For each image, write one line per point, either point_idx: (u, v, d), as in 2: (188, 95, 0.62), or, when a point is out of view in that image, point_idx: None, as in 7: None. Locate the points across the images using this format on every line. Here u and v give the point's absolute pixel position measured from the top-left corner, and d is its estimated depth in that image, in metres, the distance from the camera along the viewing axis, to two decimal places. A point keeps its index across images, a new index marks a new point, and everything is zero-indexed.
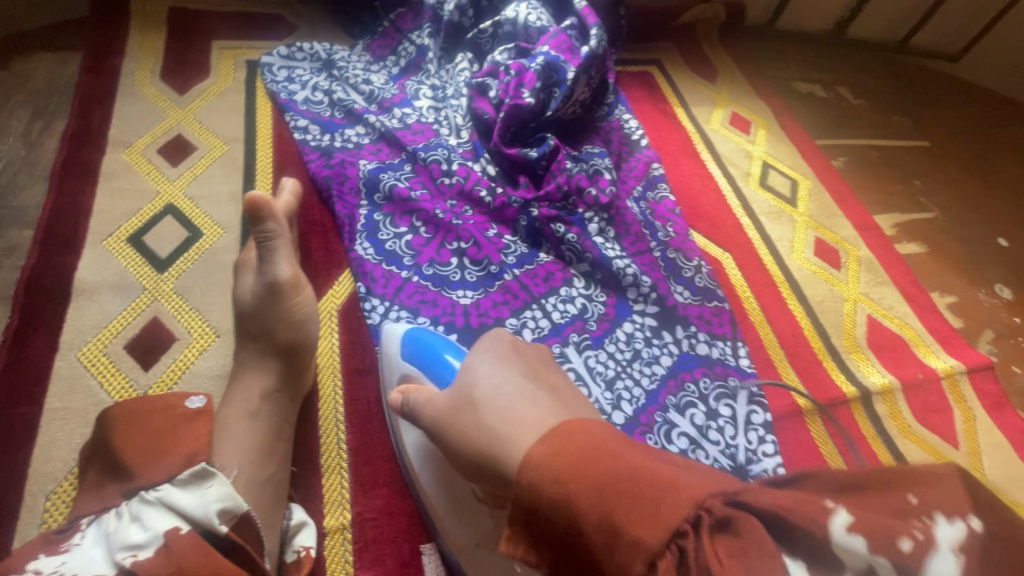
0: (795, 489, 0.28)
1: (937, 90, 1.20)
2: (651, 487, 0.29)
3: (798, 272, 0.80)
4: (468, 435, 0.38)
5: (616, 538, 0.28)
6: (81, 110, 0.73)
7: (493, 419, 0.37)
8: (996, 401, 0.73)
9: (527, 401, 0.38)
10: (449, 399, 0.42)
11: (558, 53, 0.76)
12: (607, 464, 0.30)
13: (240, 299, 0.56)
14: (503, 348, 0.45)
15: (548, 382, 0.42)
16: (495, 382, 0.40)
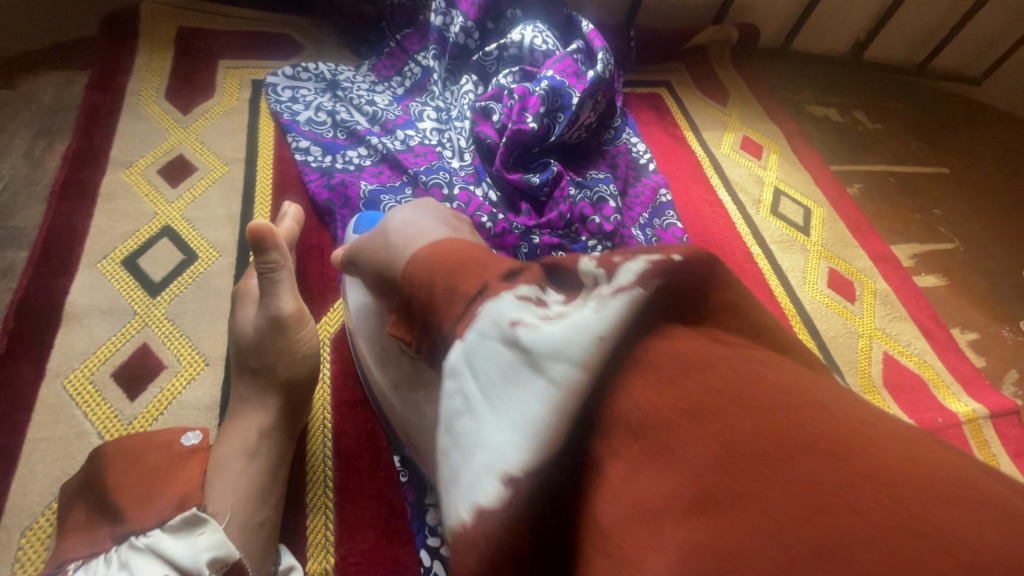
0: (588, 260, 0.30)
1: (957, 114, 1.17)
2: (491, 261, 0.32)
3: (811, 304, 0.77)
4: (374, 259, 0.43)
5: (452, 293, 0.31)
6: (84, 130, 0.73)
7: (394, 241, 0.41)
8: (1021, 448, 0.69)
9: (425, 229, 0.41)
10: (367, 241, 0.46)
11: (564, 78, 0.74)
12: (460, 247, 0.34)
13: (241, 331, 0.55)
14: (435, 206, 0.47)
15: (461, 229, 0.45)
16: (405, 218, 0.43)
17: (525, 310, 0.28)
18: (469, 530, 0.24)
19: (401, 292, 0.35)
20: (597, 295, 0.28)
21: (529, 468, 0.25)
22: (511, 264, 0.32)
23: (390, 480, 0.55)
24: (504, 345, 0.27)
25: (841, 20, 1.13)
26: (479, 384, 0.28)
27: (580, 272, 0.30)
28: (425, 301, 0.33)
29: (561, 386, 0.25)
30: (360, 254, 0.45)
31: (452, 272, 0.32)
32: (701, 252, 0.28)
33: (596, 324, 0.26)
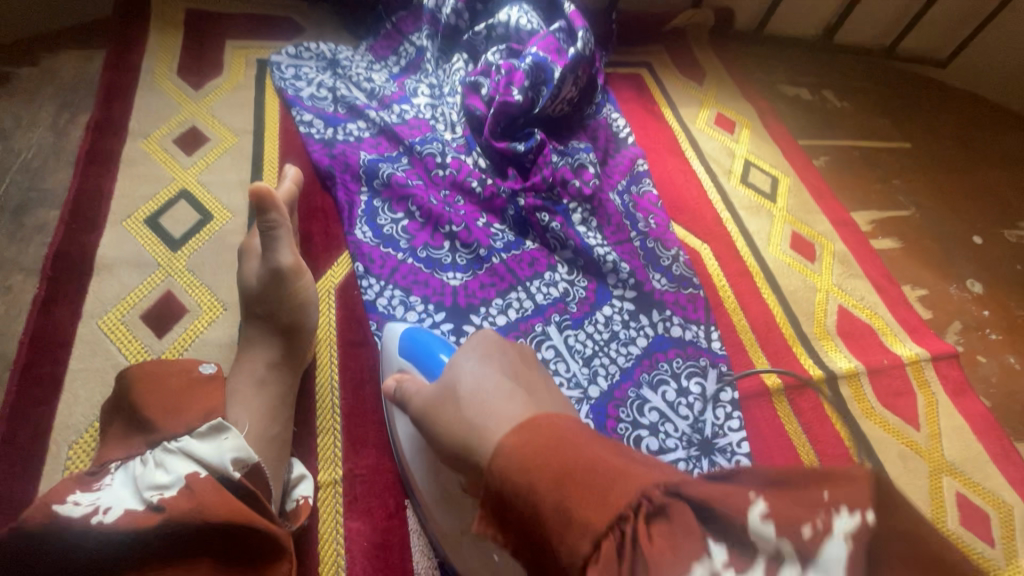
0: (760, 507, 0.28)
1: (921, 93, 1.24)
2: (612, 481, 0.29)
3: (773, 263, 0.84)
4: (441, 422, 0.38)
5: (567, 520, 0.29)
6: (105, 103, 0.79)
7: (467, 414, 0.36)
8: (957, 387, 0.77)
9: (505, 394, 0.36)
10: (431, 394, 0.41)
11: (547, 54, 0.81)
12: (566, 444, 0.31)
13: (246, 281, 0.61)
14: (493, 342, 0.42)
15: (534, 377, 0.40)
16: (475, 378, 0.38)
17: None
18: None
19: (497, 498, 0.32)
20: None
21: None
22: (647, 492, 0.29)
23: None
24: None
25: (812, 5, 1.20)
26: None
27: (752, 528, 0.28)
28: (535, 524, 0.30)
29: None
30: (422, 419, 0.41)
31: (562, 493, 0.29)
32: (886, 524, 0.26)
33: None
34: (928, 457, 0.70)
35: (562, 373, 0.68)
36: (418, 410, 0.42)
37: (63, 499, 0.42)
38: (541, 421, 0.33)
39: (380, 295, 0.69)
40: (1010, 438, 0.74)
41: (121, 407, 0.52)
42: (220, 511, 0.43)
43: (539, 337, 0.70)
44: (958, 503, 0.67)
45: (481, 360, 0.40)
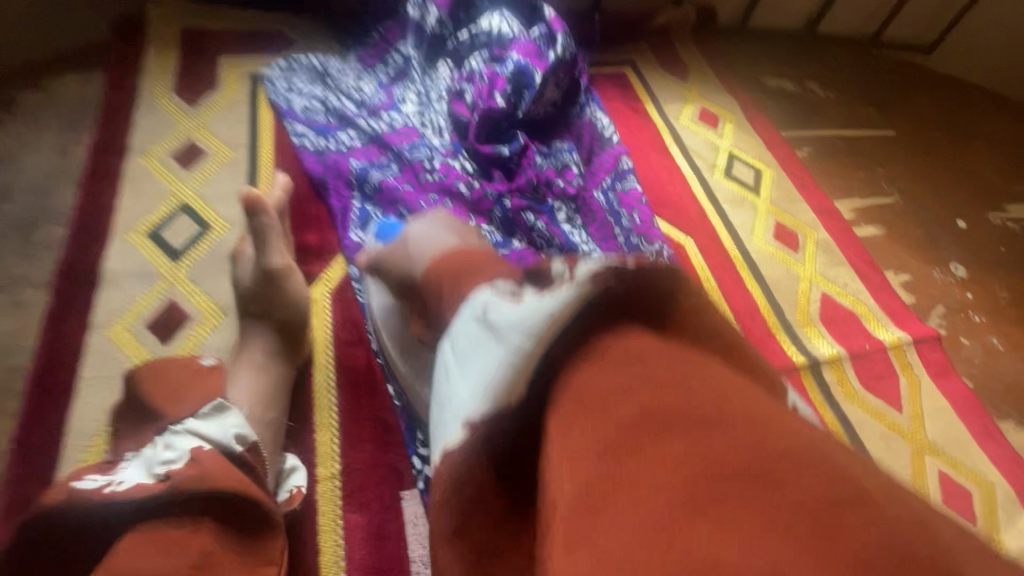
0: (559, 264, 0.42)
1: (907, 79, 1.25)
2: (483, 270, 0.46)
3: (758, 253, 0.86)
4: (394, 258, 0.57)
5: (453, 286, 0.45)
6: (107, 123, 0.83)
7: (410, 248, 0.55)
8: (940, 368, 0.78)
9: (438, 238, 0.55)
10: (389, 246, 0.59)
11: (528, 59, 0.83)
12: (463, 255, 0.48)
13: (241, 282, 0.64)
14: (444, 218, 0.59)
15: (467, 233, 0.57)
16: (419, 228, 0.57)
17: (499, 300, 0.41)
18: (443, 455, 0.38)
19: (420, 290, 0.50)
20: (558, 287, 0.39)
21: (481, 415, 0.37)
22: (496, 273, 0.45)
23: (384, 405, 0.65)
24: (479, 326, 0.40)
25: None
26: (458, 353, 0.41)
27: (552, 272, 0.41)
28: (436, 299, 0.47)
29: (510, 355, 0.37)
30: (383, 262, 0.58)
31: (454, 278, 0.46)
32: (651, 266, 0.39)
33: (546, 310, 0.37)
34: (910, 438, 0.72)
35: None
36: (377, 255, 0.60)
37: (80, 477, 0.44)
38: (453, 250, 0.50)
39: None
40: (992, 418, 0.75)
41: (129, 410, 0.55)
42: (223, 481, 0.45)
43: None
44: (939, 481, 0.69)
45: (427, 216, 0.59)
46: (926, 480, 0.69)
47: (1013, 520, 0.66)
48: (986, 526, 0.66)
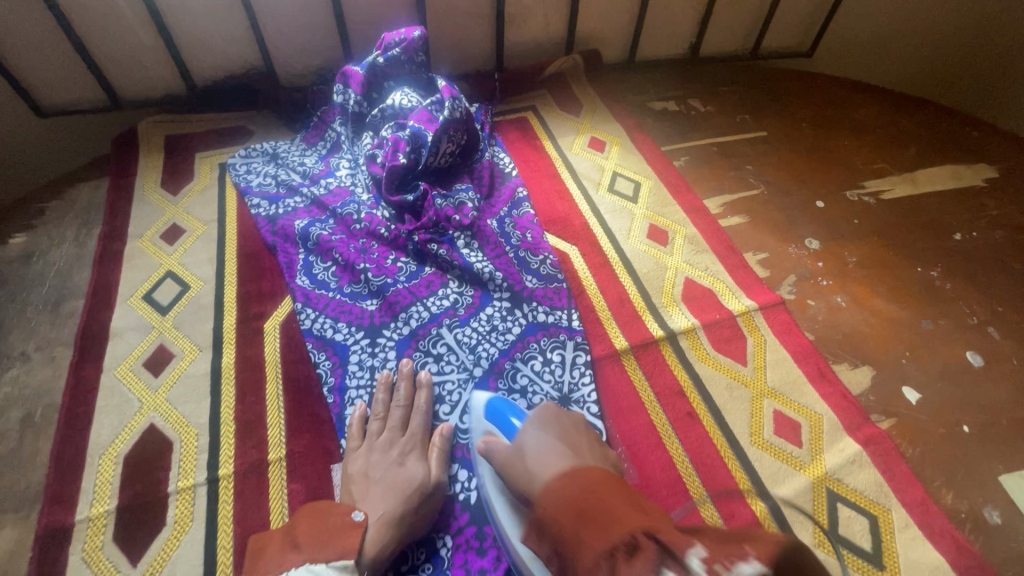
0: (696, 555, 0.41)
1: (782, 84, 1.43)
2: (614, 518, 0.48)
3: (631, 251, 1.05)
4: (518, 473, 0.65)
5: (582, 530, 0.49)
6: (111, 218, 1.08)
7: (532, 464, 0.64)
8: (784, 327, 0.93)
9: (557, 456, 0.63)
10: (508, 449, 0.68)
11: (422, 125, 1.06)
12: (591, 486, 0.53)
13: (417, 477, 0.74)
14: (556, 430, 0.68)
15: (578, 447, 0.65)
16: (536, 441, 0.66)
17: None
18: None
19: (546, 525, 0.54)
20: None
21: None
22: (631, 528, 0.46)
23: (321, 404, 0.85)
24: None
25: (669, 32, 1.42)
26: None
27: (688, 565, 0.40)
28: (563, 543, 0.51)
29: None
30: (505, 470, 0.67)
31: (580, 520, 0.50)
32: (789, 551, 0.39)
33: None
34: (752, 386, 0.87)
35: (453, 361, 0.89)
36: (499, 463, 0.68)
37: None
38: (574, 480, 0.56)
39: (314, 323, 0.93)
40: (828, 362, 0.89)
41: None
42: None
43: (435, 337, 0.91)
44: (774, 417, 0.83)
45: (542, 424, 0.69)
46: (761, 418, 0.83)
47: (834, 441, 0.81)
48: (810, 448, 0.80)
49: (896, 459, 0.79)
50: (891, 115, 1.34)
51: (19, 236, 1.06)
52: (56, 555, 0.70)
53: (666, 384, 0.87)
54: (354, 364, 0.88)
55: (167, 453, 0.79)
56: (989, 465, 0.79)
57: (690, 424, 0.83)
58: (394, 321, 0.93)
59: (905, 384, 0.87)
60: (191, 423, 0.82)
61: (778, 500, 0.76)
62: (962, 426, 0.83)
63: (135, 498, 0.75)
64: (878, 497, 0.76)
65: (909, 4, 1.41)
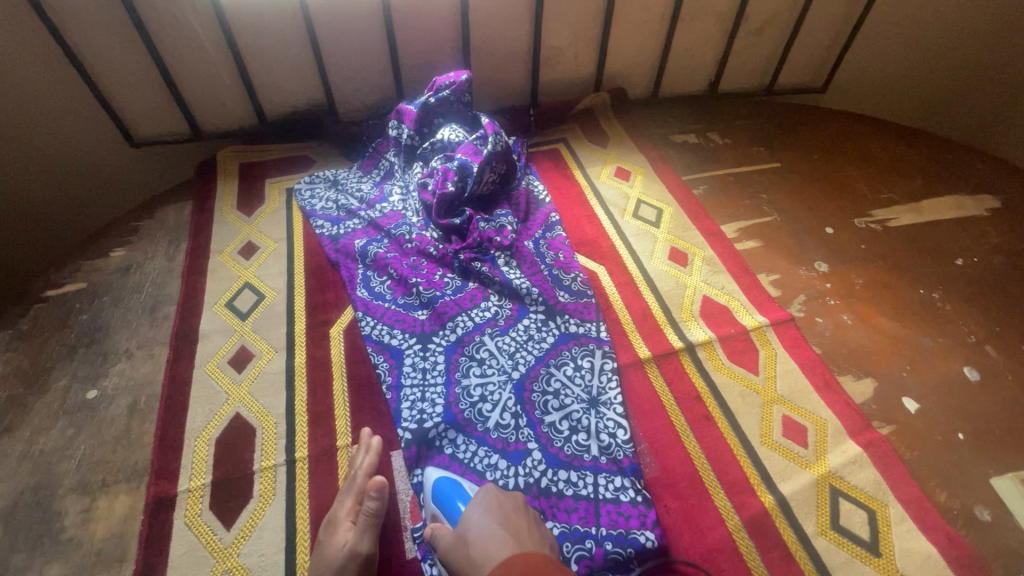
0: None
1: (795, 119, 1.54)
2: None
3: (654, 270, 1.16)
4: (462, 559, 0.71)
5: None
6: (196, 236, 1.24)
7: (479, 554, 0.69)
8: (793, 341, 1.03)
9: (500, 543, 0.69)
10: (452, 538, 0.74)
11: (468, 157, 1.20)
12: (530, 575, 0.62)
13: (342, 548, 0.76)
14: (495, 509, 0.75)
15: (518, 526, 0.73)
16: (480, 526, 0.72)
17: None
18: None
19: None
20: None
21: None
22: None
23: (381, 399, 0.98)
24: None
25: (689, 72, 1.55)
26: None
27: None
28: None
29: None
30: (449, 551, 0.73)
31: None
32: None
33: None
34: (763, 393, 0.96)
35: (495, 365, 1.00)
36: (444, 549, 0.74)
37: None
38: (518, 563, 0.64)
39: (373, 329, 1.06)
40: (833, 374, 0.99)
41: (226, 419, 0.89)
42: None
43: (478, 343, 1.03)
44: (783, 422, 0.93)
45: (483, 509, 0.75)
46: (771, 422, 0.93)
47: (838, 444, 0.90)
48: (815, 449, 0.89)
49: (894, 460, 0.87)
50: (899, 148, 1.44)
51: (118, 250, 1.22)
52: (164, 519, 0.83)
53: (685, 389, 0.97)
54: (408, 365, 1.01)
55: (252, 437, 0.92)
56: (982, 469, 0.87)
57: (706, 425, 0.92)
58: (442, 329, 1.05)
59: (905, 395, 0.96)
60: (270, 413, 0.95)
61: (785, 493, 0.85)
62: (958, 434, 0.91)
63: (227, 475, 0.88)
64: (876, 493, 0.84)
65: (915, 47, 1.52)
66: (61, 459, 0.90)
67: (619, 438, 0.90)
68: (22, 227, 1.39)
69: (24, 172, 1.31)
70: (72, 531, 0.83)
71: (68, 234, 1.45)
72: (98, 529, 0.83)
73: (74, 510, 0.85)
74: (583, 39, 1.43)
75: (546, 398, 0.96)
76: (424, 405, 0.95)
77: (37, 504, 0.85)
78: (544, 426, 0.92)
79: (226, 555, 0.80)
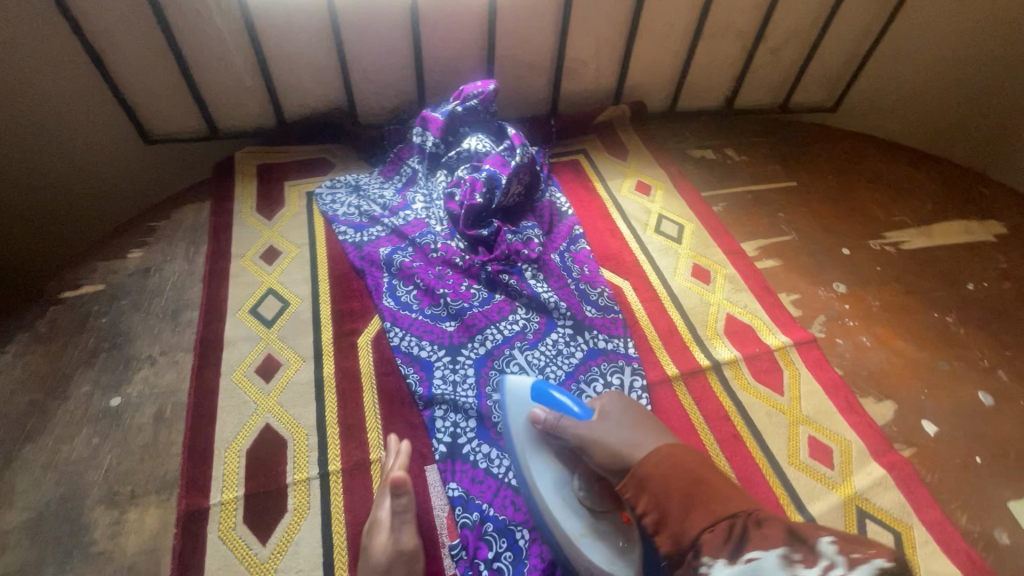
0: (829, 542, 0.51)
1: (809, 138, 1.57)
2: (723, 496, 0.63)
3: (678, 287, 1.18)
4: (600, 451, 0.74)
5: (691, 503, 0.63)
6: (215, 238, 1.22)
7: (621, 444, 0.73)
8: (815, 362, 1.06)
9: (644, 439, 0.73)
10: (580, 432, 0.77)
11: (496, 168, 1.20)
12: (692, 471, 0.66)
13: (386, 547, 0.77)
14: (622, 412, 0.78)
15: (642, 427, 0.76)
16: (622, 426, 0.75)
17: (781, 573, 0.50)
18: None
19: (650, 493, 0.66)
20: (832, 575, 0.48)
21: None
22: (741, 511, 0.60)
23: (411, 412, 0.97)
24: None
25: (707, 88, 1.57)
26: None
27: (822, 549, 0.50)
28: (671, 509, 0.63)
29: None
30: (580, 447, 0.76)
31: (688, 491, 0.64)
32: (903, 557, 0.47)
33: None
34: (788, 413, 0.98)
35: None
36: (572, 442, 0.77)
37: None
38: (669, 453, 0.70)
39: (401, 340, 1.05)
40: (855, 395, 1.01)
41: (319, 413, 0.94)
42: None
43: (508, 357, 1.03)
44: (809, 442, 0.95)
45: (617, 407, 0.79)
46: (798, 442, 0.95)
47: (862, 465, 0.92)
48: (841, 470, 0.92)
49: (916, 482, 0.90)
50: (909, 171, 1.48)
51: (136, 251, 1.19)
52: (197, 533, 0.82)
53: (713, 408, 0.99)
54: (438, 377, 1.00)
55: (283, 449, 0.91)
56: (999, 492, 0.91)
57: (735, 444, 0.94)
58: (472, 341, 1.06)
59: (924, 418, 0.99)
60: (300, 424, 0.94)
61: (814, 514, 0.87)
62: (975, 457, 0.94)
63: (259, 488, 0.87)
64: (901, 514, 0.87)
65: (926, 73, 1.57)
66: (86, 469, 0.88)
67: None
68: (35, 227, 1.36)
69: (34, 169, 1.27)
70: (102, 544, 0.81)
71: (80, 234, 1.41)
72: (130, 542, 0.81)
73: (103, 523, 0.83)
74: (607, 51, 1.43)
75: None
76: (457, 418, 0.95)
77: (65, 516, 0.83)
78: None
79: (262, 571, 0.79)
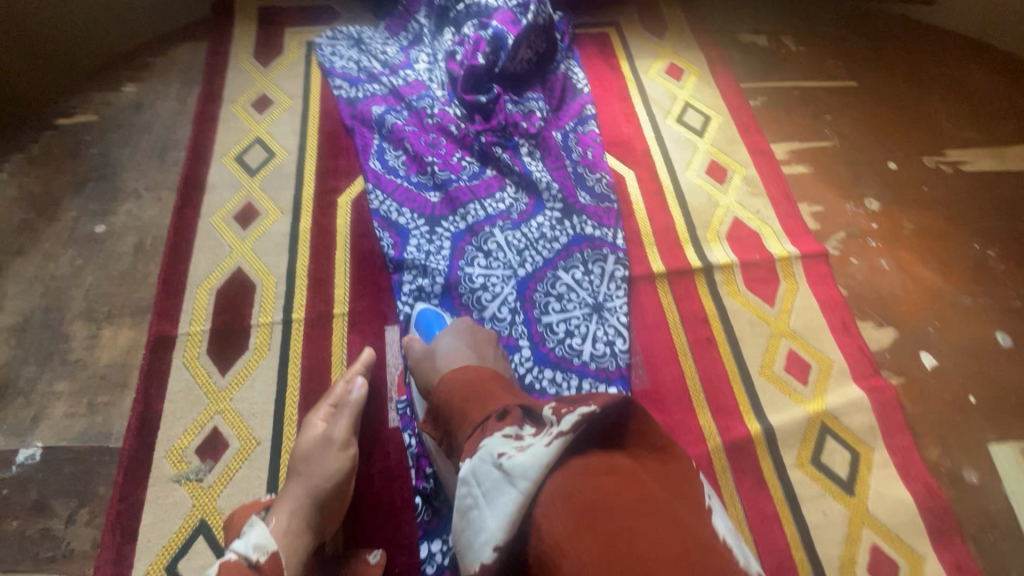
0: (549, 410, 0.52)
1: (888, 32, 1.33)
2: (491, 399, 0.57)
3: (687, 183, 1.07)
4: (426, 369, 0.72)
5: (464, 408, 0.58)
6: (209, 80, 1.17)
7: (440, 362, 0.70)
8: (819, 278, 0.96)
9: (460, 356, 0.70)
10: (421, 349, 0.75)
11: (505, 26, 1.08)
12: (479, 376, 0.62)
13: (331, 454, 0.73)
14: (470, 331, 0.75)
15: (483, 350, 0.73)
16: (448, 345, 0.72)
17: (506, 446, 0.50)
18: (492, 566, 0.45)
19: (433, 401, 0.63)
20: (548, 432, 0.49)
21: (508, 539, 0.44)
22: (501, 410, 0.55)
23: (381, 273, 0.96)
24: (495, 468, 0.48)
25: None
26: (480, 492, 0.48)
27: (543, 417, 0.52)
28: (447, 412, 0.60)
29: (519, 488, 0.45)
30: (416, 365, 0.74)
31: (464, 398, 0.59)
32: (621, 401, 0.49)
33: (546, 455, 0.46)
34: (774, 325, 0.92)
35: (500, 259, 0.95)
36: (412, 360, 0.75)
37: (219, 499, 0.76)
38: (472, 364, 0.66)
39: (381, 204, 1.01)
40: (853, 316, 0.93)
41: (295, 268, 0.95)
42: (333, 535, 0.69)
43: (487, 235, 0.97)
44: (788, 356, 0.89)
45: (458, 334, 0.74)
46: (775, 354, 0.89)
47: (839, 385, 0.86)
48: (814, 387, 0.86)
49: (894, 409, 0.85)
50: (1001, 82, 1.24)
51: (129, 86, 1.16)
52: (163, 357, 0.86)
53: (693, 310, 0.93)
54: (412, 245, 0.96)
55: (251, 293, 0.92)
56: (983, 434, 0.84)
57: (707, 348, 0.90)
58: (452, 215, 1.00)
59: (924, 350, 0.90)
60: (271, 272, 0.95)
61: (774, 423, 0.83)
62: (969, 396, 0.87)
63: (224, 324, 0.89)
64: (866, 437, 0.82)
65: None
66: (70, 286, 0.92)
67: (616, 346, 0.88)
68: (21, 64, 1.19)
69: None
70: (79, 353, 0.87)
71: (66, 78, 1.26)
72: (103, 356, 0.87)
73: (81, 335, 0.88)
74: None
75: (548, 301, 0.92)
76: (425, 283, 0.93)
77: (48, 324, 0.89)
78: (540, 326, 0.90)
79: (219, 398, 0.83)
